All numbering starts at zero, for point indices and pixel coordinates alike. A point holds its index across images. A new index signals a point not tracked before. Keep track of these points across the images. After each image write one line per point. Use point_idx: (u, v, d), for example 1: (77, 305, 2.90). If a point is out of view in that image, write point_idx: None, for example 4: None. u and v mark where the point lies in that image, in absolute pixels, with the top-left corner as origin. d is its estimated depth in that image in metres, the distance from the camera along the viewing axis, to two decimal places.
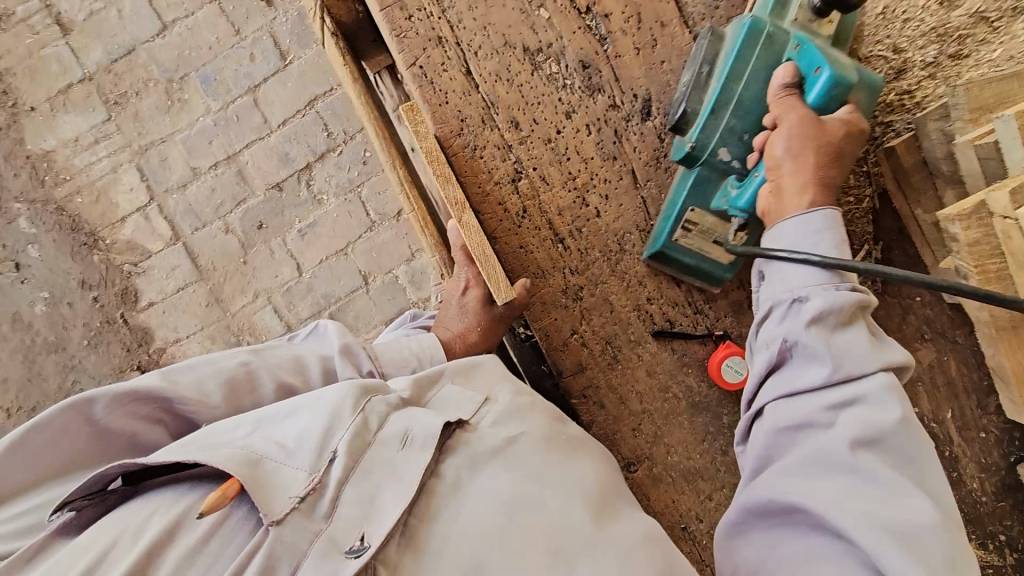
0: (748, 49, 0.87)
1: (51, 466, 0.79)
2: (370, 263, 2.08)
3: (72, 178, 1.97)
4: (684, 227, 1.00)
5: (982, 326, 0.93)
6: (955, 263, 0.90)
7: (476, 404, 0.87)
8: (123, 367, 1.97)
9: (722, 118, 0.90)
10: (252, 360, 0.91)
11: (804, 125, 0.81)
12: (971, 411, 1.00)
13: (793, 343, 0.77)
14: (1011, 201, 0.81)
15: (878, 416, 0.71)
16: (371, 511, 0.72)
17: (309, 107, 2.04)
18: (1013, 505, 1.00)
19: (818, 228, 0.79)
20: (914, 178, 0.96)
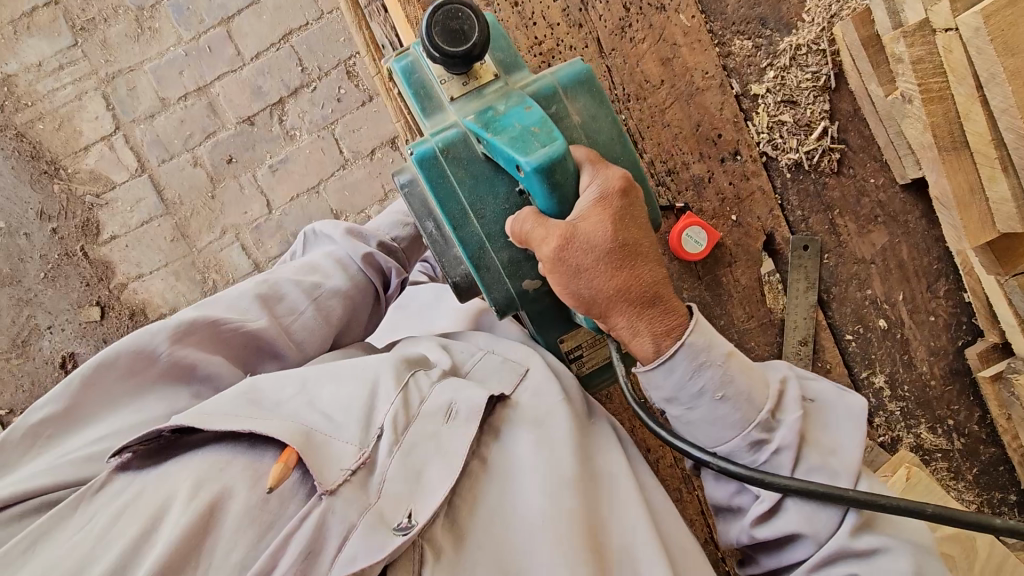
0: (443, 188, 0.76)
1: (130, 400, 0.82)
2: (342, 203, 2.00)
3: (33, 104, 1.97)
4: (574, 359, 0.92)
5: (924, 151, 0.90)
6: (901, 88, 0.90)
7: (517, 376, 0.85)
8: (81, 302, 1.97)
9: (495, 262, 0.78)
10: (271, 277, 0.96)
11: (569, 253, 0.67)
12: (922, 295, 1.02)
13: (758, 527, 0.74)
14: (951, 10, 0.83)
15: (881, 564, 0.67)
16: (417, 487, 0.72)
17: (284, 41, 1.98)
18: (960, 388, 1.03)
19: (690, 375, 0.71)
20: (869, 51, 0.92)
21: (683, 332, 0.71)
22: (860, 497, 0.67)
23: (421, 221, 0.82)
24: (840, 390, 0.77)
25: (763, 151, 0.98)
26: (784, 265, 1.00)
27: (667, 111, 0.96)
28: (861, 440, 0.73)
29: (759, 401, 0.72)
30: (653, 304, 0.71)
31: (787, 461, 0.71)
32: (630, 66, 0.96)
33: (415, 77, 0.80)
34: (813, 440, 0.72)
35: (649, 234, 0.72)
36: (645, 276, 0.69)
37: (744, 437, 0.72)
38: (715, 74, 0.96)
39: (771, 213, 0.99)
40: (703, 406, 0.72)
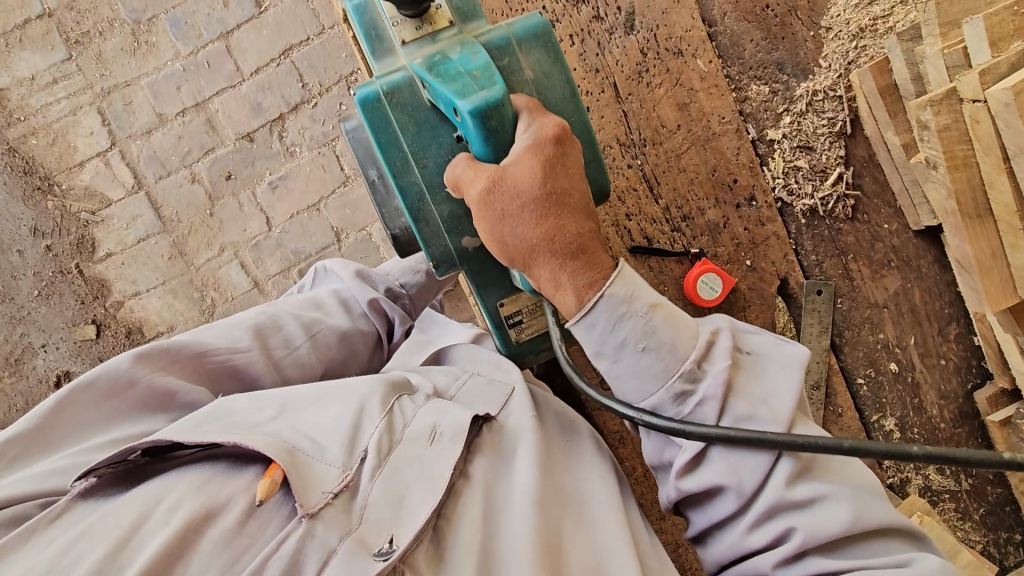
0: (383, 132, 0.75)
1: (105, 424, 0.78)
2: (343, 220, 1.97)
3: (26, 119, 1.93)
4: (513, 326, 0.87)
5: (947, 216, 0.91)
6: (925, 153, 0.90)
7: (503, 396, 0.88)
8: (76, 320, 1.94)
9: (434, 216, 0.77)
10: (271, 309, 0.95)
11: (495, 196, 0.66)
12: (934, 339, 1.02)
13: (688, 484, 0.70)
14: (981, 81, 0.82)
15: (819, 515, 0.64)
16: (400, 512, 0.71)
17: (284, 56, 1.94)
18: (971, 431, 1.04)
19: (613, 326, 0.67)
20: (887, 101, 0.92)
21: (606, 284, 0.68)
22: (784, 439, 0.64)
23: (365, 168, 0.82)
24: (781, 342, 0.71)
25: (778, 197, 0.98)
26: (798, 309, 1.00)
27: (682, 156, 0.96)
28: (795, 391, 0.68)
29: (685, 352, 0.68)
30: (577, 257, 0.68)
31: (712, 412, 0.67)
32: (647, 111, 0.95)
33: (369, 19, 0.80)
34: (743, 389, 0.68)
35: (578, 182, 0.69)
36: (569, 226, 0.66)
37: (668, 389, 0.68)
38: (732, 119, 0.96)
39: (785, 258, 0.98)
40: (627, 358, 0.69)
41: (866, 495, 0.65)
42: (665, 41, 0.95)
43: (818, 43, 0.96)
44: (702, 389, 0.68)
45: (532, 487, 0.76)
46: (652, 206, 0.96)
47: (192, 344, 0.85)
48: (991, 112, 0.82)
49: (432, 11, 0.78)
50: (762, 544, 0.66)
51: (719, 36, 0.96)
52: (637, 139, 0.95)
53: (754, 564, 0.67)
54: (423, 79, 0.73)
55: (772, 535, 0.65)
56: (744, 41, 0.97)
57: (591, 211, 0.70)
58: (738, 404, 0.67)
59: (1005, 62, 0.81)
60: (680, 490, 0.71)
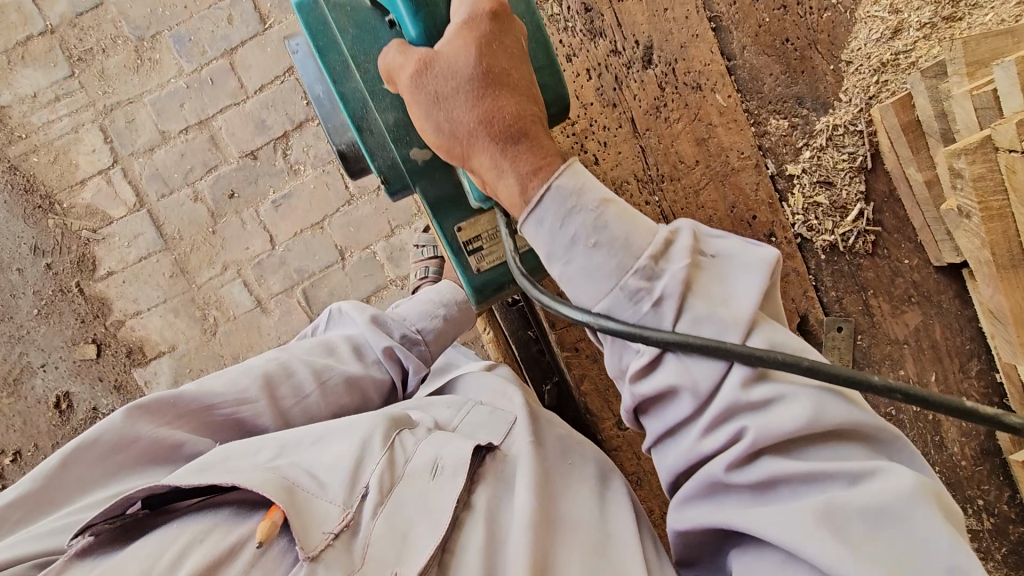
0: (322, 38, 0.77)
1: (107, 482, 0.76)
2: (347, 238, 1.94)
3: (27, 137, 1.91)
4: (472, 253, 0.84)
5: (979, 266, 0.87)
6: (958, 202, 0.85)
7: (506, 426, 0.85)
8: (76, 339, 1.91)
9: (376, 125, 0.78)
10: (283, 355, 0.92)
11: (426, 78, 0.61)
12: (954, 376, 1.00)
13: (640, 385, 0.60)
14: (1017, 133, 0.76)
15: (779, 417, 0.54)
16: (404, 549, 0.68)
17: (289, 74, 1.92)
18: (990, 469, 1.02)
19: (561, 223, 0.59)
20: (910, 139, 0.90)
21: (553, 174, 0.60)
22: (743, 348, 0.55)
23: (313, 85, 0.85)
24: (748, 243, 0.61)
25: (797, 233, 0.97)
26: (817, 346, 0.98)
27: (700, 192, 0.94)
28: (760, 291, 0.58)
29: (640, 246, 0.59)
30: (518, 142, 0.61)
31: (671, 314, 0.58)
32: (666, 146, 0.93)
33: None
34: (702, 289, 0.58)
35: (523, 70, 0.63)
36: (509, 108, 0.60)
37: (619, 283, 0.59)
38: (751, 153, 0.94)
39: (805, 294, 0.97)
40: (579, 259, 0.60)
41: (837, 397, 0.55)
42: (683, 75, 0.93)
43: (838, 76, 0.95)
44: (658, 283, 0.58)
45: (530, 513, 0.71)
46: None
47: (200, 397, 0.84)
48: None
49: None
50: (716, 450, 0.57)
51: (738, 70, 0.95)
52: (654, 174, 0.94)
53: (707, 473, 0.58)
54: None
55: (726, 440, 0.56)
56: (764, 75, 0.95)
57: (535, 99, 0.63)
58: (696, 301, 0.58)
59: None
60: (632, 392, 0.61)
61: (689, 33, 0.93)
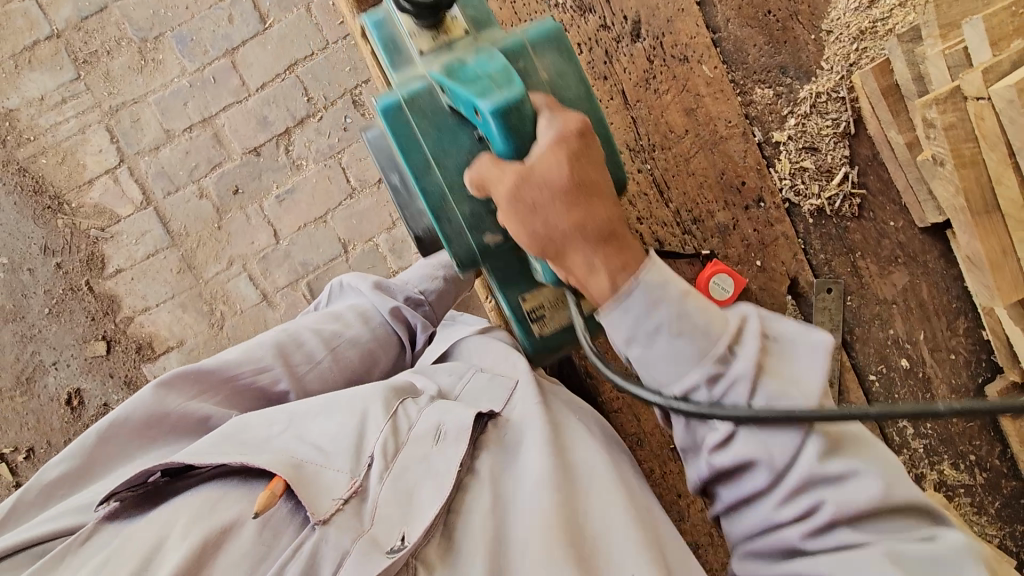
0: (405, 139, 0.73)
1: (136, 455, 0.82)
2: (350, 231, 1.98)
3: (36, 139, 1.96)
4: (535, 320, 0.89)
5: (956, 213, 0.91)
6: (932, 150, 0.91)
7: (507, 392, 0.88)
8: (87, 337, 1.95)
9: (456, 216, 0.75)
10: (292, 326, 0.97)
11: (525, 189, 0.63)
12: (943, 333, 1.03)
13: (714, 454, 0.63)
14: (983, 80, 0.83)
15: (854, 490, 0.57)
16: (409, 509, 0.72)
17: (288, 71, 1.97)
18: (982, 425, 1.04)
19: (646, 313, 0.63)
20: (889, 103, 0.94)
21: (639, 269, 0.64)
22: (814, 414, 0.58)
23: (386, 174, 0.83)
24: (805, 326, 0.65)
25: (785, 198, 1.00)
26: (808, 307, 1.00)
27: (691, 160, 0.98)
28: (824, 368, 0.62)
29: (717, 332, 0.63)
30: (608, 241, 0.64)
31: (745, 395, 0.61)
32: (655, 116, 0.97)
33: (389, 33, 0.81)
34: (772, 368, 0.62)
35: (605, 174, 0.66)
36: (600, 217, 0.63)
37: (700, 371, 0.62)
38: (738, 122, 0.98)
39: (795, 257, 1.00)
40: (660, 345, 0.63)
41: (897, 469, 0.60)
42: (671, 48, 0.97)
43: (819, 46, 0.99)
44: (736, 365, 0.61)
45: (539, 472, 0.75)
46: (661, 208, 0.98)
47: (220, 368, 0.89)
48: (995, 109, 0.84)
49: (448, 20, 0.78)
50: (792, 519, 0.59)
51: (723, 42, 0.99)
52: (645, 143, 0.97)
53: (783, 540, 0.60)
54: (443, 84, 0.71)
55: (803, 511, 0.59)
56: (748, 46, 0.99)
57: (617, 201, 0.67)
58: (767, 382, 0.61)
59: (1006, 61, 0.83)
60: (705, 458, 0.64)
61: (675, 7, 0.97)
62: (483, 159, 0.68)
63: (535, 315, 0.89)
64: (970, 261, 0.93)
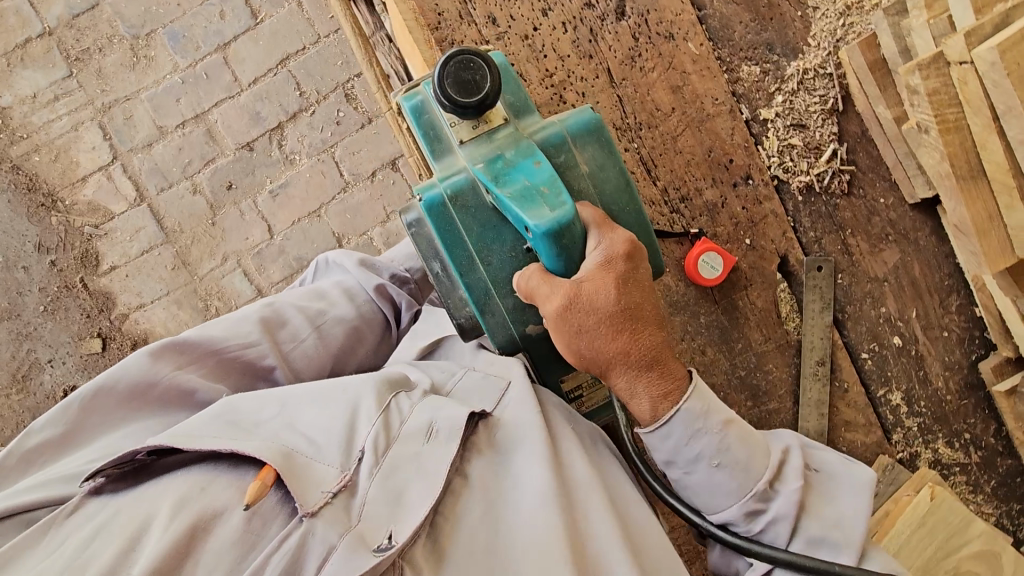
0: (450, 235, 0.76)
1: (120, 425, 0.82)
2: (344, 226, 1.97)
3: (29, 136, 1.96)
4: (576, 399, 0.91)
5: (942, 181, 0.91)
6: (916, 118, 0.90)
7: (500, 389, 0.85)
8: (82, 334, 1.94)
9: (500, 307, 0.79)
10: (277, 301, 0.97)
11: (571, 314, 0.68)
12: (936, 312, 1.02)
13: (756, 573, 0.74)
14: (966, 44, 0.83)
15: None
16: (398, 508, 0.72)
17: (280, 66, 1.97)
18: (976, 402, 1.02)
19: (689, 440, 0.72)
20: (876, 78, 0.94)
21: (680, 398, 0.71)
22: (851, 572, 0.68)
23: (427, 262, 0.81)
24: (848, 464, 0.76)
25: (774, 175, 0.99)
26: (799, 286, 1.00)
27: (678, 138, 0.97)
28: (866, 513, 0.72)
29: (758, 472, 0.73)
30: (651, 367, 0.70)
31: (782, 530, 0.72)
32: (641, 95, 0.97)
33: (427, 119, 0.80)
34: (814, 511, 0.72)
35: (653, 297, 0.71)
36: (646, 345, 0.69)
37: (743, 500, 0.72)
38: (725, 100, 0.98)
39: (784, 236, 0.99)
40: (701, 471, 0.74)
41: None
42: (656, 26, 0.97)
43: (805, 22, 0.99)
44: (778, 505, 0.72)
45: (535, 485, 0.75)
46: (649, 188, 0.97)
47: (206, 342, 0.88)
48: (977, 72, 0.83)
49: (488, 111, 0.77)
50: None
51: (709, 19, 0.99)
52: (631, 122, 0.97)
53: None
54: (490, 190, 0.74)
55: None
56: (733, 23, 0.99)
57: (663, 322, 0.71)
58: (808, 519, 0.72)
59: (989, 24, 0.83)
60: None
61: None
62: (530, 270, 0.72)
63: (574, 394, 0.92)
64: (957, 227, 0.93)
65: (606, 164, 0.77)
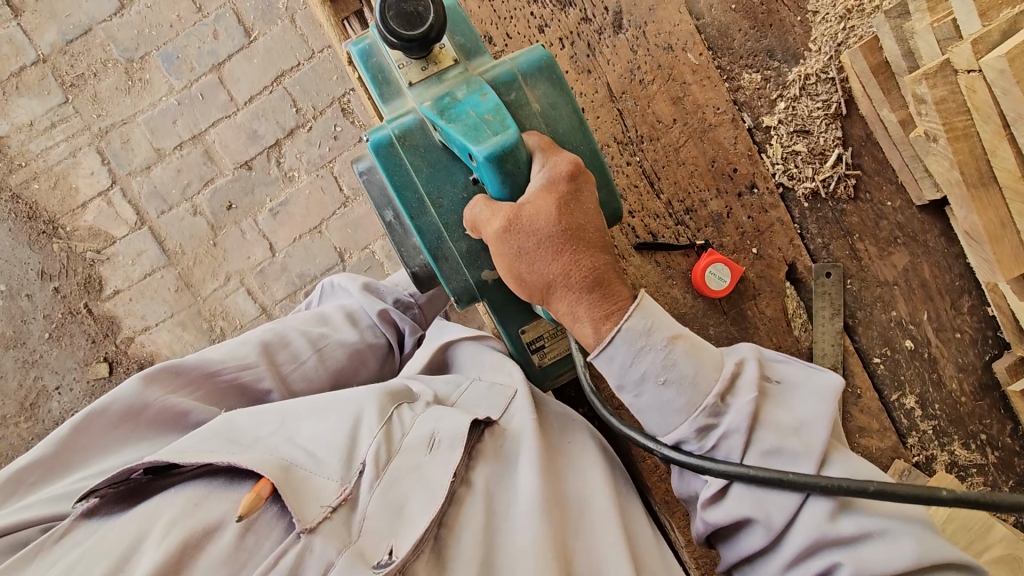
0: (399, 176, 0.76)
1: (113, 448, 0.81)
2: (346, 240, 1.96)
3: (27, 164, 1.96)
4: (536, 350, 0.91)
5: (951, 189, 0.92)
6: (924, 127, 0.91)
7: (506, 399, 0.86)
8: (88, 360, 1.93)
9: (453, 252, 0.78)
10: (279, 326, 0.99)
11: (512, 234, 0.67)
12: (947, 313, 1.01)
13: (712, 497, 0.70)
14: (973, 51, 0.84)
15: (864, 551, 0.63)
16: (398, 522, 0.70)
17: (276, 83, 1.96)
18: (991, 404, 1.01)
19: (633, 360, 0.69)
20: (881, 80, 0.94)
21: (623, 317, 0.68)
22: (808, 480, 0.63)
23: (381, 210, 0.84)
24: (811, 372, 0.72)
25: (779, 182, 0.98)
26: (808, 294, 0.98)
27: (681, 150, 0.96)
28: (827, 418, 0.68)
29: (708, 385, 0.69)
30: (593, 290, 0.69)
31: (735, 445, 0.68)
32: (643, 108, 0.96)
33: (374, 63, 0.81)
34: (771, 421, 0.68)
35: (598, 220, 0.70)
36: (586, 264, 0.67)
37: (691, 417, 0.69)
38: (727, 109, 0.97)
39: (791, 243, 0.98)
40: (649, 391, 0.70)
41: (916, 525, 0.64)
42: (654, 37, 0.96)
43: (805, 28, 0.99)
44: (730, 419, 0.68)
45: (533, 498, 0.74)
46: (653, 201, 0.96)
47: (202, 365, 0.90)
48: (986, 80, 0.84)
49: (436, 50, 0.78)
50: None
51: (707, 28, 0.99)
52: (633, 137, 0.96)
53: None
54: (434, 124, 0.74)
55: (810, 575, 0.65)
56: (732, 30, 0.99)
57: (609, 246, 0.70)
58: (763, 431, 0.68)
59: (995, 31, 0.84)
60: (704, 506, 0.71)
61: None
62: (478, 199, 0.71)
63: (535, 346, 0.91)
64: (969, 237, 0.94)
65: (551, 95, 0.78)
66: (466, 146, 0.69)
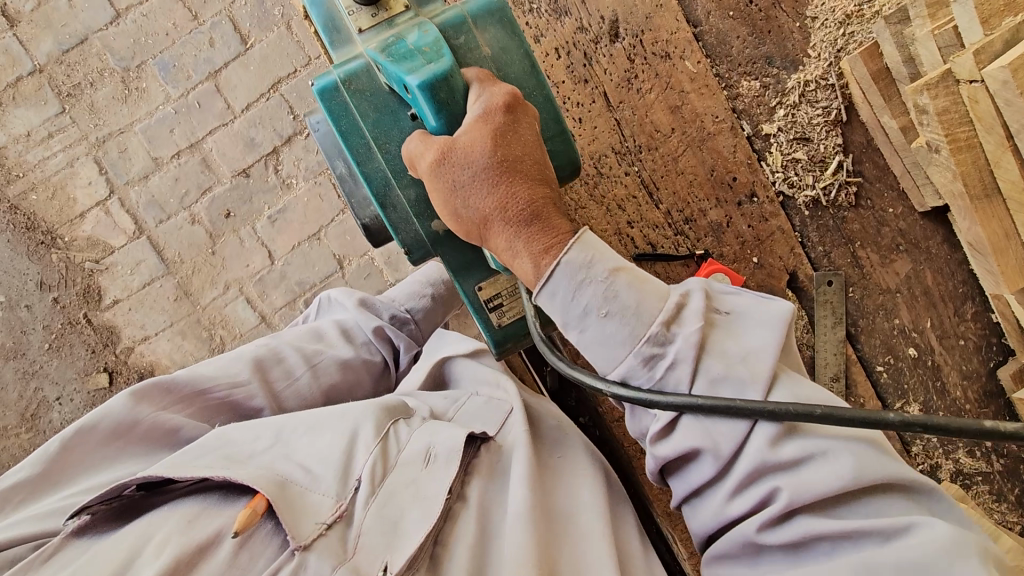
0: (345, 120, 0.75)
1: (102, 465, 0.80)
2: (345, 247, 1.95)
3: (24, 175, 1.95)
4: (495, 311, 0.84)
5: (954, 200, 0.92)
6: (926, 137, 0.91)
7: (502, 415, 0.86)
8: (88, 370, 1.92)
9: (401, 201, 0.77)
10: (273, 342, 0.98)
11: (446, 168, 0.65)
12: (950, 320, 0.99)
13: (659, 431, 0.64)
14: (975, 61, 0.84)
15: (810, 476, 0.57)
16: (394, 538, 0.69)
17: (273, 90, 1.95)
18: (997, 411, 0.99)
19: (573, 295, 0.64)
20: (881, 86, 0.93)
21: (563, 248, 0.64)
22: (755, 404, 0.58)
23: (333, 161, 0.85)
24: (761, 298, 0.66)
25: (779, 191, 0.97)
26: (809, 302, 0.97)
27: (680, 158, 0.96)
28: (777, 346, 0.62)
29: (650, 315, 0.63)
30: (532, 222, 0.65)
31: (684, 376, 0.62)
32: (642, 117, 0.95)
33: (325, 7, 0.78)
34: (717, 348, 0.62)
35: (535, 149, 0.67)
36: (521, 193, 0.64)
37: (634, 350, 0.63)
38: (726, 117, 0.96)
39: (792, 252, 0.97)
40: (592, 327, 0.64)
41: (870, 448, 0.59)
42: (651, 45, 0.95)
43: (804, 34, 0.98)
44: (675, 350, 0.62)
45: (523, 508, 0.73)
46: (650, 211, 0.95)
47: (194, 382, 0.89)
48: (988, 91, 0.84)
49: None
50: (744, 512, 0.60)
51: (705, 35, 0.98)
52: (633, 147, 0.95)
53: (741, 532, 0.60)
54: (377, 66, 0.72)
55: (755, 502, 0.59)
56: (730, 37, 0.98)
57: (548, 177, 0.67)
58: (710, 362, 0.62)
59: (998, 40, 0.84)
60: (652, 441, 0.65)
61: (654, 3, 0.96)
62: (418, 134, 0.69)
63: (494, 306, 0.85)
64: (972, 249, 0.94)
65: (501, 41, 0.76)
66: (401, 78, 0.67)
